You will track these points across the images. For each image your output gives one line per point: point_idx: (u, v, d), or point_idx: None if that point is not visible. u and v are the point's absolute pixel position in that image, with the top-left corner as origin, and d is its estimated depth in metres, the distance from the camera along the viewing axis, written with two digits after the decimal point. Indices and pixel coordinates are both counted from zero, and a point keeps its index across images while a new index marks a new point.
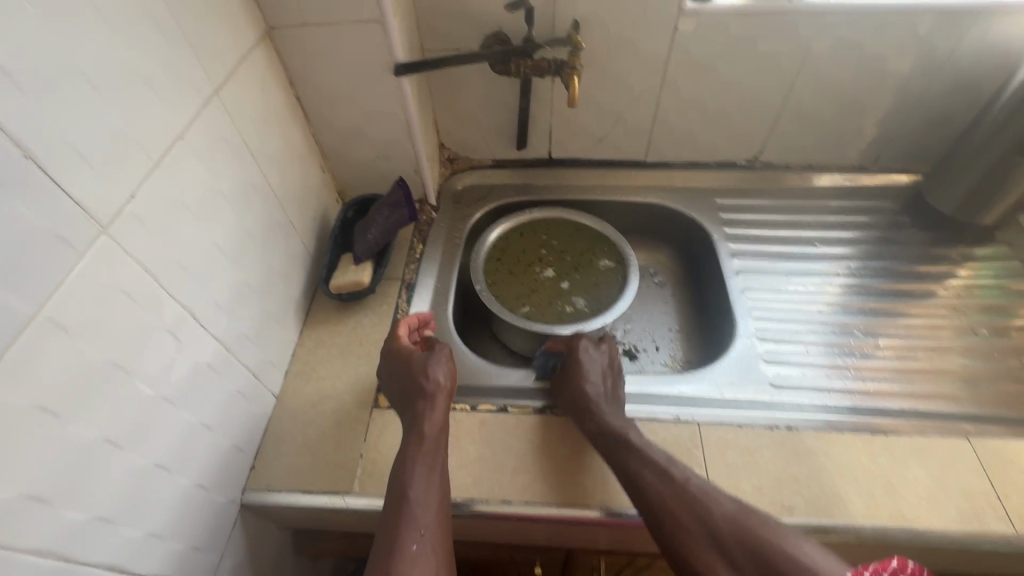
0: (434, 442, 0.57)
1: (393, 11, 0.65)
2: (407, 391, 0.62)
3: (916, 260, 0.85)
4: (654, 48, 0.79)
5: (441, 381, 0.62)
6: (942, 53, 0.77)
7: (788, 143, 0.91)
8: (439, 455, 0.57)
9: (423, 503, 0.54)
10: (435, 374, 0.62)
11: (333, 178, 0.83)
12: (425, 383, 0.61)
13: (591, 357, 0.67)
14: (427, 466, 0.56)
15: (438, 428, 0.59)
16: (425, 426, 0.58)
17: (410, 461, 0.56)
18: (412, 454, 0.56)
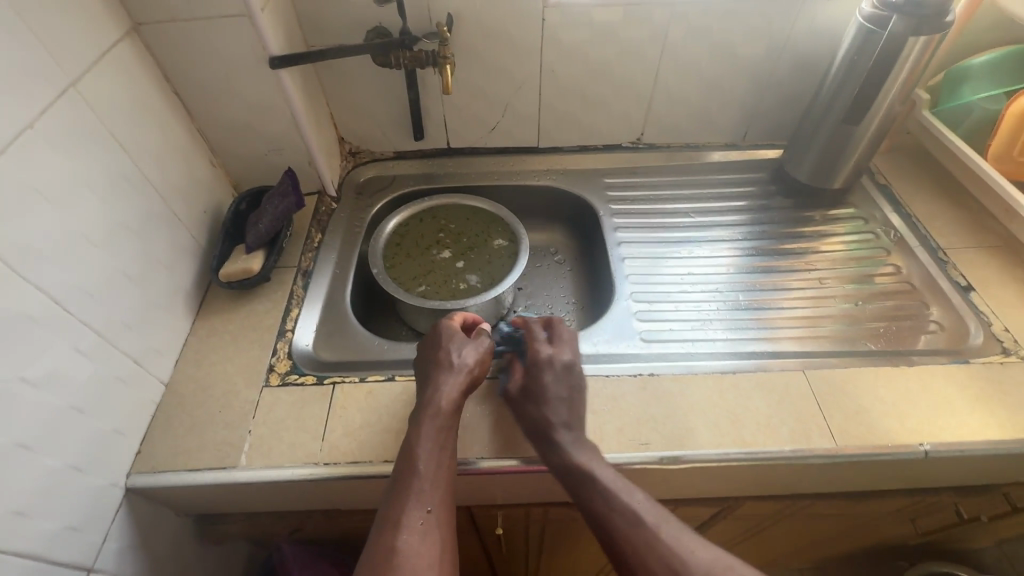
0: (448, 422, 0.59)
1: (261, 6, 0.68)
2: (430, 367, 0.64)
3: (778, 224, 0.94)
4: (527, 39, 0.85)
5: (469, 363, 0.64)
6: (779, 37, 0.86)
7: (665, 125, 1.00)
8: (450, 437, 0.59)
9: (432, 479, 0.55)
10: (460, 355, 0.65)
11: (226, 173, 0.85)
12: (453, 363, 0.64)
13: (552, 372, 0.65)
14: (438, 444, 0.58)
15: (454, 408, 0.61)
16: (443, 403, 0.60)
17: (424, 436, 0.58)
18: (426, 429, 0.58)
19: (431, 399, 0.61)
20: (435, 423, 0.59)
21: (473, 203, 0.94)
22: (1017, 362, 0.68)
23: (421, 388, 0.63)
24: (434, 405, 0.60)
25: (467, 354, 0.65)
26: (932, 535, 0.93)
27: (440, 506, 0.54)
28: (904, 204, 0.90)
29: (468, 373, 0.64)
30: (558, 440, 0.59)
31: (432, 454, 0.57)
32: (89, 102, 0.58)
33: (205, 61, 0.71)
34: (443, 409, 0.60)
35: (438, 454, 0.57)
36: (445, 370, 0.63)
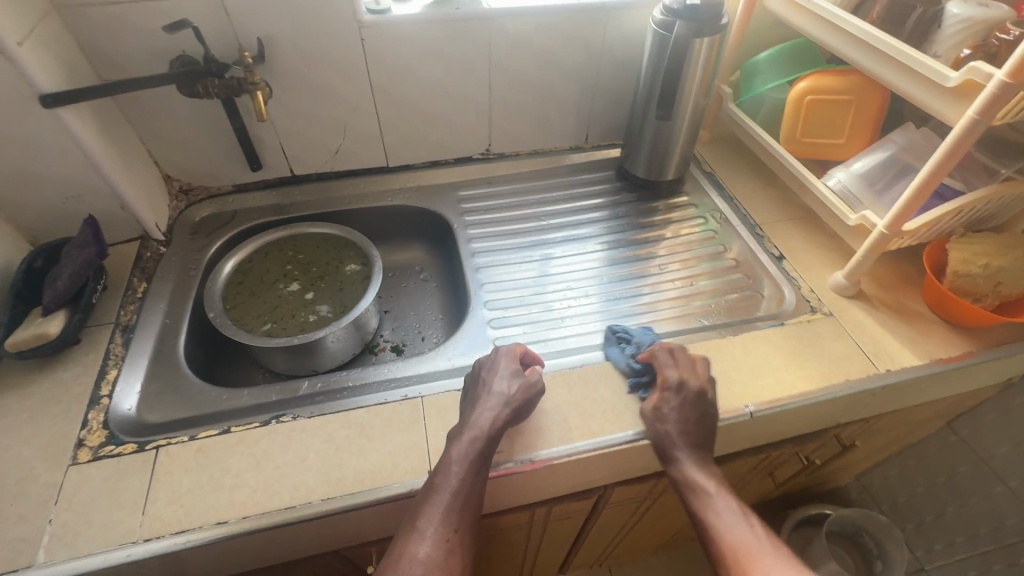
0: (485, 451, 0.58)
1: (18, 38, 0.61)
2: (477, 391, 0.64)
3: (623, 218, 1.00)
4: (350, 59, 0.84)
5: (511, 392, 0.63)
6: (596, 45, 0.92)
7: (510, 135, 1.02)
8: (485, 464, 0.58)
9: (460, 505, 0.55)
10: (506, 382, 0.64)
11: (15, 227, 0.74)
12: (495, 389, 0.63)
13: (670, 364, 0.66)
14: (471, 470, 0.57)
15: (494, 434, 0.59)
16: (483, 424, 0.59)
17: (453, 463, 0.57)
18: (455, 455, 0.57)
19: (471, 425, 0.60)
20: (473, 446, 0.58)
21: (321, 230, 0.89)
22: (822, 317, 0.77)
23: (464, 413, 0.62)
24: (470, 430, 0.59)
25: (508, 383, 0.64)
26: (793, 483, 1.02)
27: (462, 528, 0.54)
28: (726, 188, 0.99)
29: (513, 399, 0.62)
30: (679, 461, 0.61)
31: (464, 481, 0.56)
32: None
33: None
34: (483, 435, 0.59)
35: (473, 478, 0.57)
36: (486, 397, 0.62)
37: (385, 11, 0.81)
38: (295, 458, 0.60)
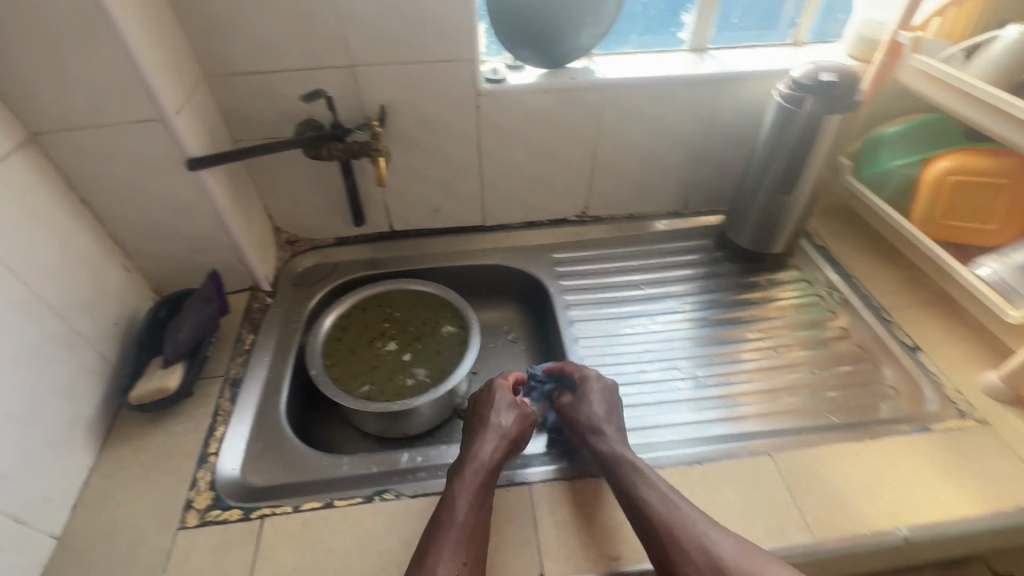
0: (489, 477, 0.60)
1: (176, 107, 0.65)
2: (474, 426, 0.66)
3: (727, 290, 0.94)
4: (464, 125, 0.85)
5: (509, 425, 0.65)
6: (707, 115, 0.90)
7: (608, 199, 1.01)
8: (491, 488, 0.59)
9: (472, 529, 0.55)
10: (502, 415, 0.66)
11: (144, 277, 0.78)
12: (491, 422, 0.65)
13: (601, 387, 0.70)
14: (479, 496, 0.58)
15: (496, 461, 0.61)
16: (484, 455, 0.61)
17: (461, 491, 0.58)
18: (463, 483, 0.59)
19: (475, 457, 0.61)
20: (476, 477, 0.59)
21: (419, 288, 0.89)
22: (975, 426, 0.68)
23: (463, 448, 0.64)
24: (476, 460, 0.61)
25: (506, 412, 0.67)
26: None
27: (472, 557, 0.53)
28: (843, 264, 0.93)
29: (511, 427, 0.65)
30: (595, 443, 0.63)
31: (474, 507, 0.56)
32: None
33: (118, 165, 0.66)
34: (485, 464, 0.61)
35: (483, 504, 0.58)
36: (485, 431, 0.64)
37: (501, 80, 0.83)
38: (400, 545, 0.57)
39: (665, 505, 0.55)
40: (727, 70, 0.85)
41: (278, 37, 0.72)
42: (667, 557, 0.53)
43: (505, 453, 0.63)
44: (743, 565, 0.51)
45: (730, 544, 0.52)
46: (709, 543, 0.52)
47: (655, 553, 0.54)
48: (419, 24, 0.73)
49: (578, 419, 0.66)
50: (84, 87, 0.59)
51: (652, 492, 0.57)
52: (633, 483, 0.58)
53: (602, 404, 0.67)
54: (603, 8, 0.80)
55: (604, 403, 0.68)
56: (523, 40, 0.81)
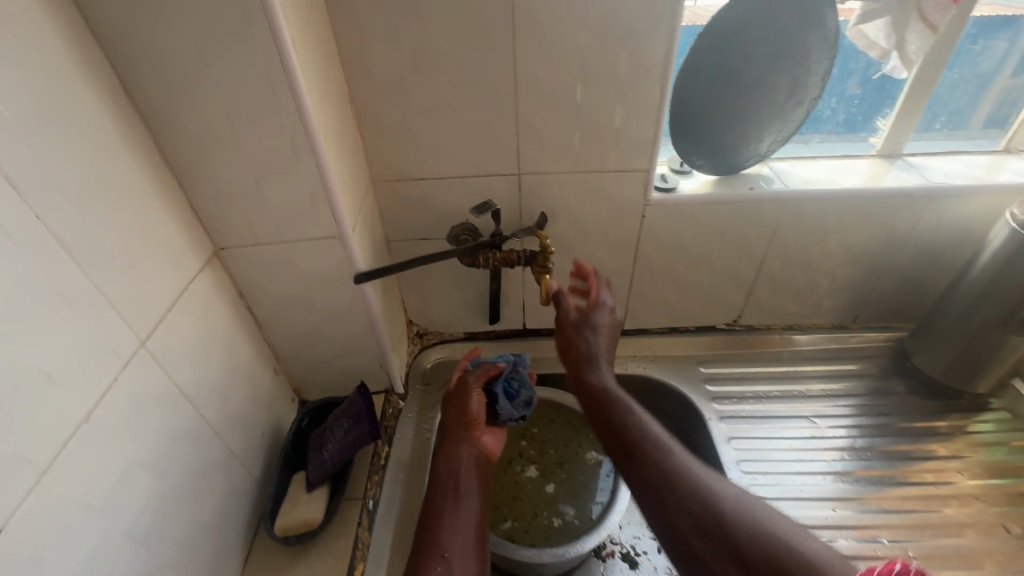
0: (469, 473, 0.66)
1: (353, 224, 0.62)
2: (450, 416, 0.71)
3: (915, 433, 0.81)
4: (624, 232, 0.78)
5: (477, 415, 0.70)
6: (902, 230, 0.79)
7: (766, 309, 0.90)
8: (473, 482, 0.65)
9: (457, 525, 0.60)
10: (475, 406, 0.70)
11: (288, 377, 0.75)
12: (467, 415, 0.70)
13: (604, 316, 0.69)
14: (459, 492, 0.63)
15: (472, 458, 0.68)
16: (455, 456, 0.67)
17: (442, 490, 0.63)
18: (444, 483, 0.64)
19: (454, 458, 0.67)
20: (462, 469, 0.66)
21: (552, 403, 0.82)
22: None
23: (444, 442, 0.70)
24: (443, 466, 0.66)
25: (474, 397, 0.71)
26: None
27: (457, 551, 0.58)
28: None
29: (477, 422, 0.70)
30: (599, 374, 0.65)
31: (455, 504, 0.62)
32: (159, 361, 0.50)
33: (288, 277, 0.64)
34: (464, 464, 0.67)
35: (467, 500, 0.63)
36: (457, 429, 0.70)
37: (672, 188, 0.76)
38: None
39: (690, 470, 0.53)
40: (934, 184, 0.74)
41: (452, 146, 0.69)
42: (665, 512, 0.51)
43: (480, 448, 0.69)
44: (731, 501, 0.50)
45: (756, 501, 0.51)
46: (694, 482, 0.52)
47: (647, 499, 0.53)
48: (597, 136, 0.68)
49: (577, 356, 0.67)
50: (274, 208, 0.57)
51: (644, 428, 0.59)
52: (624, 426, 0.59)
53: (600, 337, 0.68)
54: (792, 114, 0.72)
55: (609, 331, 0.69)
56: (700, 147, 0.75)
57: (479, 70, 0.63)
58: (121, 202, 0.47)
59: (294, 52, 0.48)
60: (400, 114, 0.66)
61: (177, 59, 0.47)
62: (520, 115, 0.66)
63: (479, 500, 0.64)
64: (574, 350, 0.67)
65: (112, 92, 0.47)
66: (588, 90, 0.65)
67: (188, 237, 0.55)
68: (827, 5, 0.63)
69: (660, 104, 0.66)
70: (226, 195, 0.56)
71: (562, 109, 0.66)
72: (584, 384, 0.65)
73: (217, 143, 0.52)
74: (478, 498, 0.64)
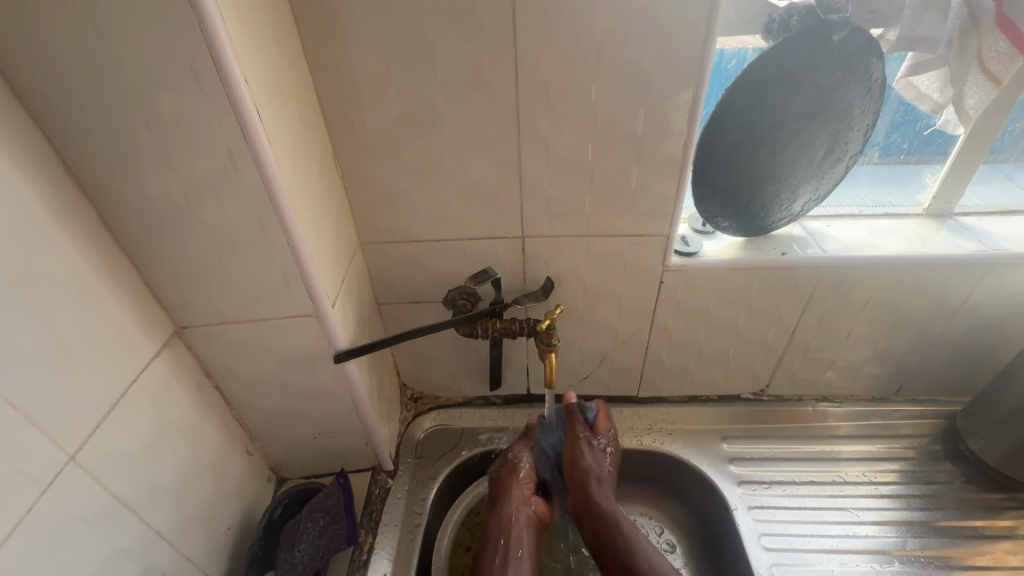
0: (521, 532, 0.65)
1: (333, 298, 0.55)
2: (503, 472, 0.70)
3: (975, 535, 0.70)
4: (640, 298, 0.70)
5: (526, 476, 0.70)
6: (957, 298, 0.69)
7: (797, 378, 0.81)
8: (526, 543, 0.65)
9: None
10: (524, 468, 0.70)
11: (263, 456, 0.68)
12: (520, 475, 0.69)
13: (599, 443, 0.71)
14: (508, 553, 0.63)
15: (524, 516, 0.67)
16: (508, 513, 0.66)
17: (495, 547, 0.63)
18: (495, 543, 0.64)
19: (506, 515, 0.66)
20: (515, 529, 0.65)
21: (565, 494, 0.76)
22: None
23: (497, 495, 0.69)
24: (496, 523, 0.66)
25: (526, 458, 0.71)
26: None
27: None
28: None
29: (531, 480, 0.70)
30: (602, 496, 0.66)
31: (504, 566, 0.62)
32: (93, 473, 0.43)
33: (260, 356, 0.57)
34: (518, 522, 0.66)
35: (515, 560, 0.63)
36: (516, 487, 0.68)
37: (695, 252, 0.68)
38: None
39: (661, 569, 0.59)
40: (993, 251, 0.65)
41: (448, 207, 0.62)
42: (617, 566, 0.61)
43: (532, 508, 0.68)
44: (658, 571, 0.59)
45: None
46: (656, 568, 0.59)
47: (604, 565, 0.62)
48: (609, 197, 0.61)
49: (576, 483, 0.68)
50: (242, 285, 0.51)
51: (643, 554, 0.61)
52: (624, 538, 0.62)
53: (603, 461, 0.70)
54: (829, 171, 0.65)
55: (613, 456, 0.71)
56: (726, 207, 0.67)
57: (477, 127, 0.56)
58: (54, 292, 0.40)
59: (259, 120, 0.42)
60: (390, 174, 0.60)
61: (128, 131, 0.41)
62: (522, 175, 0.59)
63: (529, 560, 0.64)
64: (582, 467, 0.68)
65: (49, 168, 0.41)
66: (599, 149, 0.57)
67: (142, 319, 0.49)
68: (875, 53, 0.56)
69: (681, 164, 0.58)
70: (187, 272, 0.49)
71: (571, 170, 0.59)
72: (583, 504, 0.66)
73: (174, 218, 0.46)
74: (528, 560, 0.64)
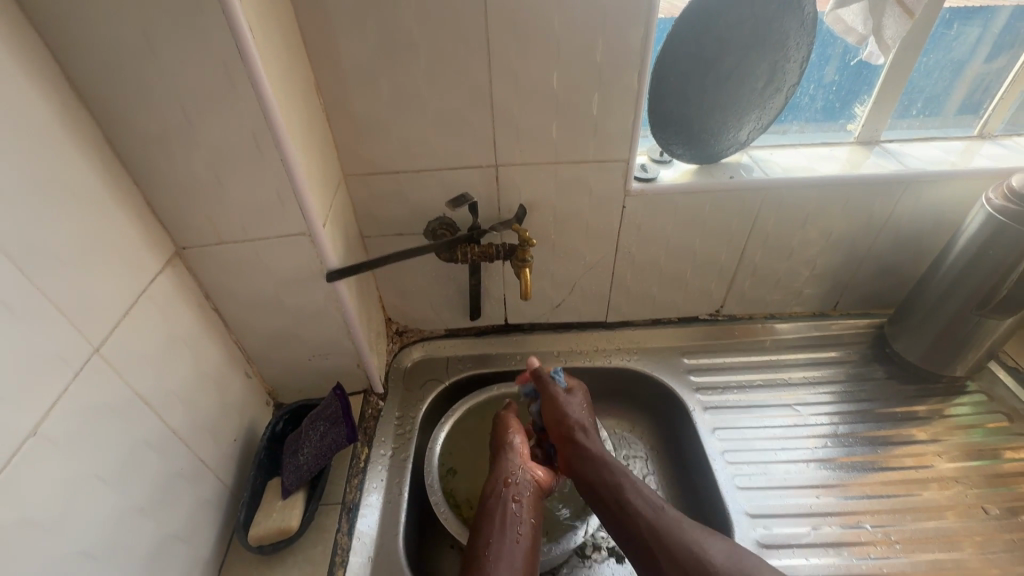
0: (519, 497, 0.66)
1: (323, 220, 0.60)
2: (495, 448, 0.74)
3: (897, 418, 0.80)
4: (606, 224, 0.77)
5: (520, 444, 0.73)
6: (883, 215, 0.79)
7: (748, 297, 0.90)
8: (526, 505, 0.65)
9: (503, 553, 0.59)
10: (514, 439, 0.73)
11: (261, 380, 0.73)
12: (511, 443, 0.72)
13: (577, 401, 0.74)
14: (507, 515, 0.64)
15: (525, 478, 0.68)
16: (510, 474, 0.68)
17: (494, 511, 0.64)
18: (495, 509, 0.64)
19: (503, 480, 0.68)
20: (517, 489, 0.67)
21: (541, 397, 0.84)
22: None
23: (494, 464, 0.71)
24: (493, 491, 0.67)
25: (514, 429, 0.74)
26: None
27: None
28: None
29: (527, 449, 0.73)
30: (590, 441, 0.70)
31: (504, 531, 0.62)
32: (116, 368, 0.47)
33: (256, 277, 0.61)
34: (516, 486, 0.67)
35: (516, 520, 0.63)
36: (511, 453, 0.71)
37: (653, 178, 0.75)
38: None
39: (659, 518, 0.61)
40: (911, 169, 0.75)
41: (425, 137, 0.67)
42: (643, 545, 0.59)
43: (531, 473, 0.69)
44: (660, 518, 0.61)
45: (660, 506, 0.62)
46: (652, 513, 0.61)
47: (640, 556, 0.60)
48: (574, 126, 0.67)
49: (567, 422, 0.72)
50: (239, 204, 0.55)
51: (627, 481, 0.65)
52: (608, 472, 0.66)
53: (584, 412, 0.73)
54: (771, 101, 0.71)
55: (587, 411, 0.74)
56: (679, 135, 0.74)
57: (451, 58, 0.61)
58: (69, 198, 0.44)
59: (251, 38, 0.45)
60: (370, 105, 0.64)
61: (126, 49, 0.44)
62: (494, 104, 0.64)
63: (530, 524, 0.64)
64: (564, 425, 0.72)
65: (58, 85, 0.44)
66: (564, 77, 0.63)
67: (147, 238, 0.53)
68: None
69: (638, 91, 0.64)
70: (186, 193, 0.53)
71: (540, 99, 0.64)
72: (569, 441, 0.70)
73: (172, 137, 0.50)
74: (530, 526, 0.63)
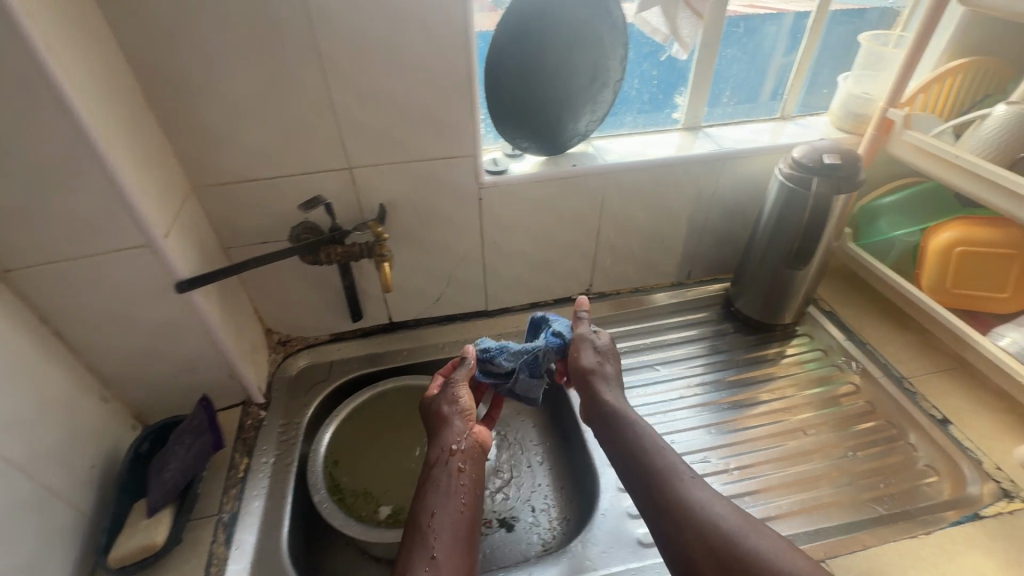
0: (464, 465, 0.67)
1: (164, 230, 0.60)
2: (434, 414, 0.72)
3: (742, 364, 0.92)
4: (467, 216, 0.82)
5: (467, 403, 0.72)
6: (709, 190, 0.90)
7: (612, 274, 0.99)
8: (468, 472, 0.66)
9: (446, 523, 0.60)
10: (459, 401, 0.71)
11: (123, 403, 0.70)
12: (451, 408, 0.71)
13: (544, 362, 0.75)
14: (450, 483, 0.64)
15: (471, 443, 0.69)
16: (455, 441, 0.68)
17: (438, 481, 0.65)
18: (439, 478, 0.65)
19: (446, 449, 0.67)
20: (462, 454, 0.67)
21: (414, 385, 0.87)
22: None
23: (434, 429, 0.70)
24: (438, 460, 0.67)
25: (461, 388, 0.73)
26: None
27: (446, 550, 0.58)
28: (854, 330, 0.94)
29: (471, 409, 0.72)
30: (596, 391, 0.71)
31: (448, 499, 0.63)
32: None
33: (98, 295, 0.60)
34: (460, 454, 0.67)
35: (458, 490, 0.64)
36: (455, 418, 0.70)
37: (504, 171, 0.81)
38: None
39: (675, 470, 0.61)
40: (725, 149, 0.86)
41: (273, 144, 0.69)
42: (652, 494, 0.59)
43: (475, 438, 0.70)
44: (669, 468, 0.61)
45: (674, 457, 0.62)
46: (658, 462, 0.62)
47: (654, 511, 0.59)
48: (418, 125, 0.71)
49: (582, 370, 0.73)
50: (65, 220, 0.54)
51: (639, 431, 0.66)
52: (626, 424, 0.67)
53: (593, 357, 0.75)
54: (600, 96, 0.80)
55: (608, 350, 0.77)
56: (524, 130, 0.80)
57: (286, 67, 0.63)
58: None
59: (49, 50, 0.45)
60: (210, 115, 0.65)
61: None
62: (337, 108, 0.67)
63: (473, 494, 0.65)
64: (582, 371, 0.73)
65: None
66: (401, 80, 0.67)
67: None
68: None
69: (472, 90, 0.70)
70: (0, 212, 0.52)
71: (381, 103, 0.68)
72: (592, 396, 0.71)
73: None
74: (473, 496, 0.64)
